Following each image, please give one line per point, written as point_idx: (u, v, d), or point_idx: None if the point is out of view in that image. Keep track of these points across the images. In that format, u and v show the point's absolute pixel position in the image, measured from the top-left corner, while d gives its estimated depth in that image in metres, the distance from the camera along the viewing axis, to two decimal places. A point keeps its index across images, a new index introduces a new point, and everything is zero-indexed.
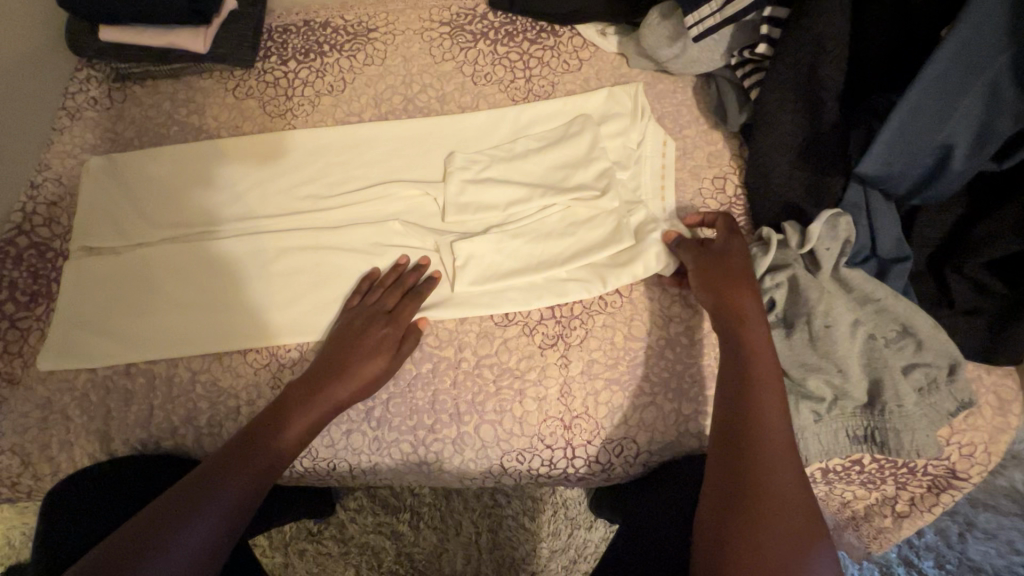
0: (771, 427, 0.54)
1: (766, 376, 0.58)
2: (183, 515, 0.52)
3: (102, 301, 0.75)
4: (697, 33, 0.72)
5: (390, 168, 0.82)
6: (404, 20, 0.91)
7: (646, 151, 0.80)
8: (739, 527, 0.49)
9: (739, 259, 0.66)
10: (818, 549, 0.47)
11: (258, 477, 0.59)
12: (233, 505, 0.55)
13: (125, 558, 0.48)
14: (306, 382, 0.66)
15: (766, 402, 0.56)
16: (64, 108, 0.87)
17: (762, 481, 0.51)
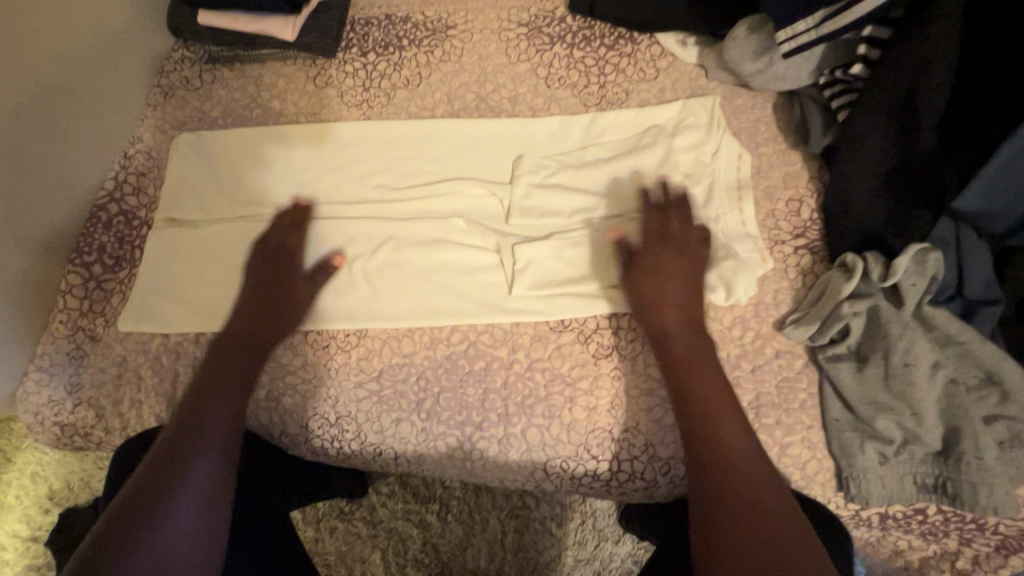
0: (740, 441, 0.59)
1: (709, 378, 0.64)
2: (152, 508, 0.54)
3: (180, 270, 0.79)
4: (788, 48, 0.69)
5: (459, 164, 0.83)
6: (483, 19, 0.92)
7: (720, 166, 0.79)
8: (722, 534, 0.54)
9: (670, 263, 0.70)
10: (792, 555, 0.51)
11: (209, 444, 0.60)
12: (210, 473, 0.58)
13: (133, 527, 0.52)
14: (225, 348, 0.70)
15: (712, 401, 0.62)
16: (158, 85, 0.92)
17: (746, 492, 0.55)
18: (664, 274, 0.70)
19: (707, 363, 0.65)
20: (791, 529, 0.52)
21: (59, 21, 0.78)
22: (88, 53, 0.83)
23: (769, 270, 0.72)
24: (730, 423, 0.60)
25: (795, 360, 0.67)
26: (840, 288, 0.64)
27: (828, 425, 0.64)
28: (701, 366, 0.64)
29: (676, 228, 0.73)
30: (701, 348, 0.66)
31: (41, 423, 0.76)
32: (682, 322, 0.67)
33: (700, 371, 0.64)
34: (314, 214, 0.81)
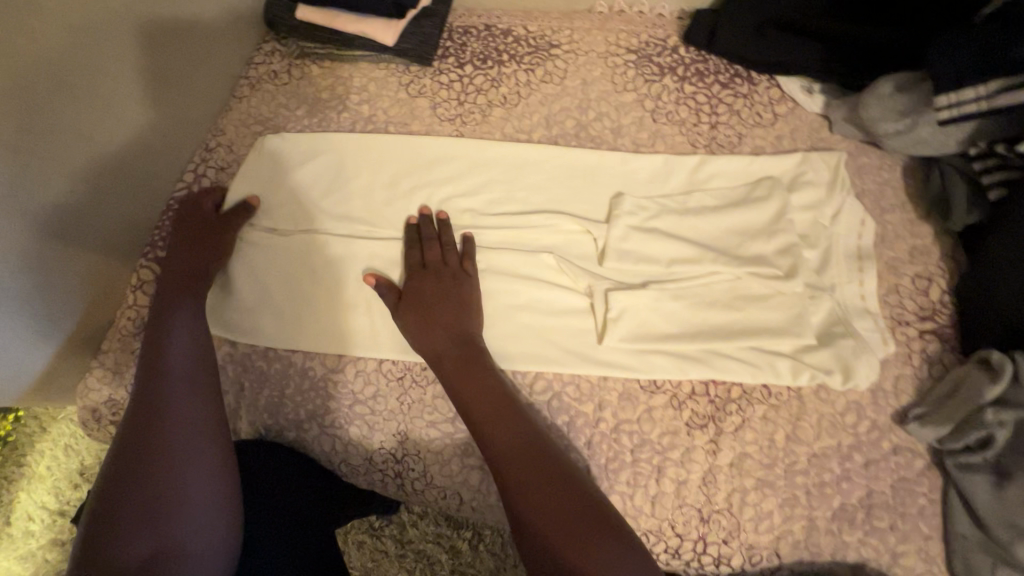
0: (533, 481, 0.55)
1: (491, 412, 0.60)
2: (140, 456, 0.54)
3: (252, 276, 0.75)
4: (947, 115, 0.63)
5: (553, 196, 0.78)
6: (590, 41, 0.87)
7: (840, 229, 0.72)
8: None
9: (440, 302, 0.68)
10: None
11: (175, 381, 0.61)
12: (197, 412, 0.60)
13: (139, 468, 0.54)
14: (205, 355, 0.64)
15: (496, 435, 0.58)
16: (246, 77, 0.89)
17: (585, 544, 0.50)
18: (426, 319, 0.67)
19: (478, 391, 0.62)
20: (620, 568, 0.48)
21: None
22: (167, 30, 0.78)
23: (891, 354, 0.66)
24: (506, 446, 0.57)
25: (916, 459, 0.62)
26: (984, 391, 0.57)
27: (951, 538, 0.58)
28: (472, 392, 0.62)
29: (447, 265, 0.71)
30: (467, 382, 0.62)
31: (97, 421, 0.74)
32: (459, 371, 0.64)
33: (478, 409, 0.60)
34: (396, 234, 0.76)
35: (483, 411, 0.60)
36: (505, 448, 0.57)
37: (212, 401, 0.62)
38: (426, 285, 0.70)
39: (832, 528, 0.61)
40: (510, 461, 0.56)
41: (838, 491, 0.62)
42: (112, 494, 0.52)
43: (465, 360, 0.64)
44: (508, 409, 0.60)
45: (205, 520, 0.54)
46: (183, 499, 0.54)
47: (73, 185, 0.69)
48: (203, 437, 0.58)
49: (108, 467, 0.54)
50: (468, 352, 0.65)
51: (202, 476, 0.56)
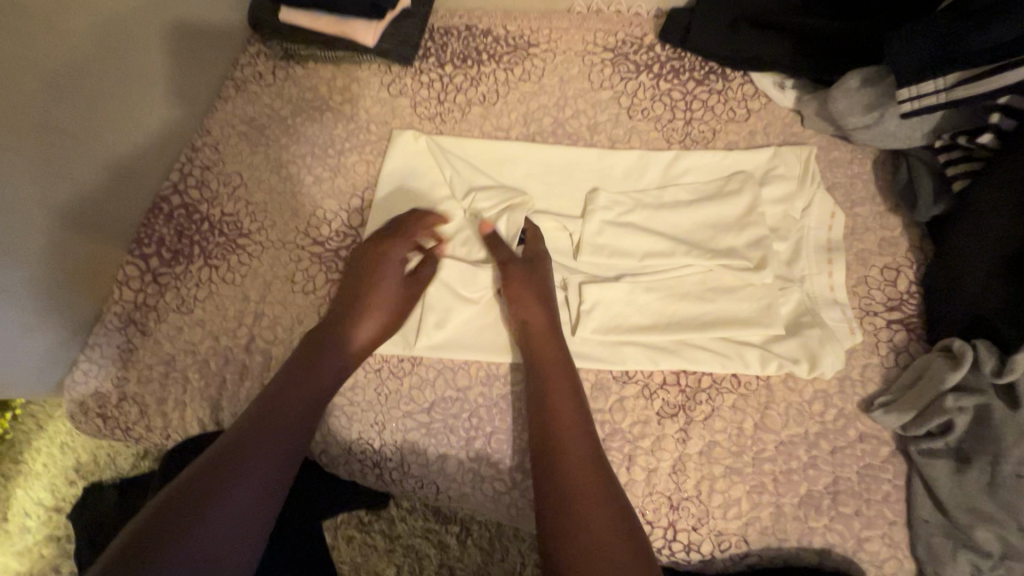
0: (571, 436, 0.60)
1: (575, 419, 0.61)
2: (225, 477, 0.53)
3: (235, 271, 0.77)
4: (909, 108, 0.65)
5: (530, 191, 0.79)
6: (567, 40, 0.88)
7: (810, 222, 0.73)
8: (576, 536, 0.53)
9: (539, 297, 0.69)
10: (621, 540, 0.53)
11: (309, 378, 0.64)
12: (288, 444, 0.59)
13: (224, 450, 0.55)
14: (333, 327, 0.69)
15: (570, 441, 0.60)
16: (232, 78, 0.91)
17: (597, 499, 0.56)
18: (523, 304, 0.69)
19: (567, 396, 0.63)
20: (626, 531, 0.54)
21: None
22: (151, 32, 0.80)
23: (858, 343, 0.67)
24: (577, 458, 0.59)
25: (881, 446, 0.63)
26: (944, 378, 0.58)
27: (915, 523, 0.59)
28: (562, 397, 0.63)
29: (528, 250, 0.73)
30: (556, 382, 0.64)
31: (83, 414, 0.75)
32: (557, 368, 0.65)
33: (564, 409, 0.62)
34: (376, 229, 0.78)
35: (561, 409, 0.62)
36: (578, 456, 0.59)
37: (303, 426, 0.61)
38: (529, 274, 0.71)
39: (798, 514, 0.62)
40: (574, 470, 0.58)
41: (804, 478, 0.63)
42: (176, 513, 0.49)
43: (557, 359, 0.66)
44: (585, 426, 0.61)
45: (252, 517, 0.52)
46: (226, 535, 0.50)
47: (59, 181, 0.71)
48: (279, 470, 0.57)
49: (185, 477, 0.52)
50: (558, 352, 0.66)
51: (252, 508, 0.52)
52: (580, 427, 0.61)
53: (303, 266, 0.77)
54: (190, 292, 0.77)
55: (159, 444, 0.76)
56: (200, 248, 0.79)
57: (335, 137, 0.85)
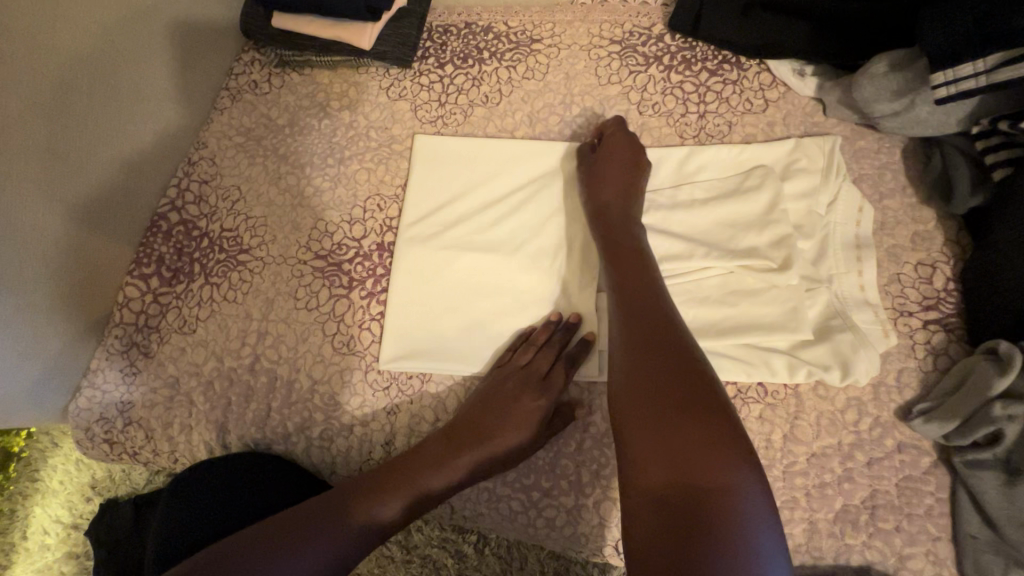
0: (656, 342, 0.54)
1: (643, 309, 0.57)
2: (287, 541, 0.51)
3: (237, 289, 0.75)
4: (944, 93, 0.60)
5: (540, 194, 0.75)
6: (572, 33, 0.84)
7: (836, 218, 0.69)
8: (652, 451, 0.47)
9: (611, 183, 0.70)
10: (715, 463, 0.44)
11: (411, 471, 0.60)
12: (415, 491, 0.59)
13: (297, 522, 0.53)
14: (476, 439, 0.62)
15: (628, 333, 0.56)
16: (227, 88, 0.88)
17: (682, 410, 0.48)
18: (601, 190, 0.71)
19: (633, 281, 0.61)
20: (717, 450, 0.45)
21: (98, 8, 0.72)
22: (136, 45, 0.77)
23: (892, 347, 0.63)
24: (661, 364, 0.51)
25: (922, 457, 0.59)
26: (991, 384, 0.54)
27: (961, 540, 0.55)
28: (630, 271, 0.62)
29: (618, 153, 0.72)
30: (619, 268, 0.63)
31: (90, 439, 0.74)
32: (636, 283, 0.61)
33: (624, 297, 0.60)
34: (413, 237, 0.74)
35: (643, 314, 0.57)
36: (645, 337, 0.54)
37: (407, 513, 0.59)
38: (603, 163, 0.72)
39: (834, 530, 0.58)
40: (658, 380, 0.50)
41: (839, 492, 0.59)
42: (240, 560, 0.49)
43: (625, 246, 0.66)
44: (652, 299, 0.58)
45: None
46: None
47: (49, 203, 0.69)
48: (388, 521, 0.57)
49: (272, 520, 0.54)
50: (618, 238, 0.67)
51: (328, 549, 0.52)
52: (668, 336, 0.54)
53: (305, 281, 0.74)
54: (192, 312, 0.75)
55: (167, 467, 0.74)
56: (201, 266, 0.77)
57: (334, 145, 0.82)
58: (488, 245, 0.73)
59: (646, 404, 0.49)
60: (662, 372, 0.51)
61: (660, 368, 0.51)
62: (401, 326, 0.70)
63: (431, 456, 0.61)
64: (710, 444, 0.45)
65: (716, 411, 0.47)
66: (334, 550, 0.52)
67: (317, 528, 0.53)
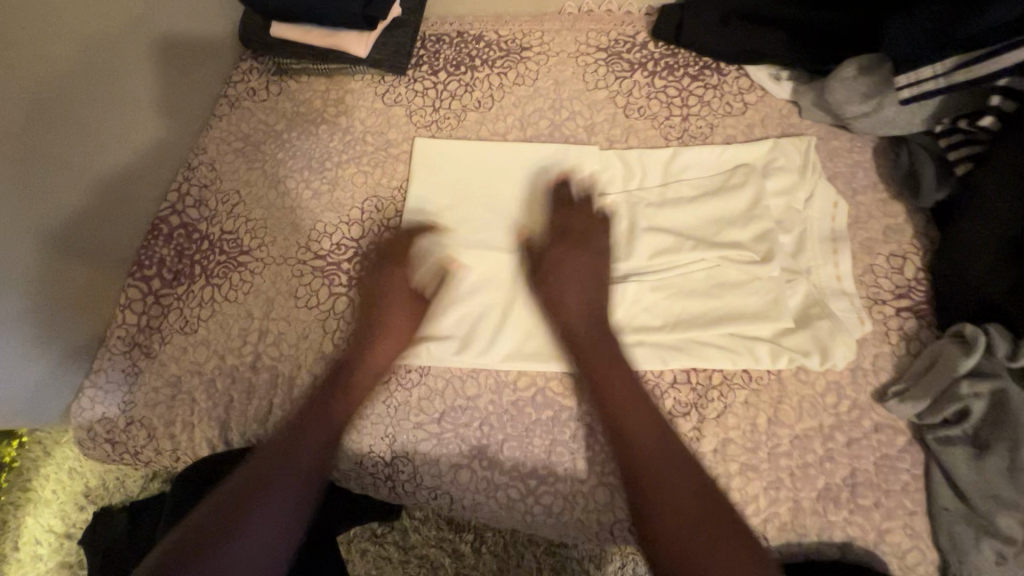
0: (640, 432, 0.63)
1: (623, 405, 0.64)
2: (238, 519, 0.58)
3: (238, 289, 0.77)
4: (907, 94, 0.64)
5: (535, 195, 0.78)
6: (560, 41, 0.88)
7: (812, 213, 0.73)
8: (684, 540, 0.57)
9: (584, 257, 0.73)
10: (737, 557, 0.56)
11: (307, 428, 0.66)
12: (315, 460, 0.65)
13: (240, 495, 0.60)
14: (476, 406, 0.69)
15: (633, 417, 0.63)
16: (226, 95, 0.90)
17: (680, 498, 0.59)
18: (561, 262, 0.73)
19: (614, 379, 0.66)
20: (739, 549, 0.56)
21: (103, 15, 0.74)
22: (138, 52, 0.79)
23: (868, 333, 0.66)
24: (655, 462, 0.61)
25: (897, 436, 0.62)
26: (958, 363, 0.58)
27: (936, 513, 0.58)
28: (607, 369, 0.66)
29: (581, 219, 0.76)
30: (597, 369, 0.66)
31: (91, 440, 0.75)
32: (616, 376, 0.66)
33: (611, 393, 0.65)
34: (416, 237, 0.76)
35: (627, 410, 0.64)
36: (641, 439, 0.62)
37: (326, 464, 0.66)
38: (564, 236, 0.74)
39: (818, 508, 0.61)
40: (654, 475, 0.60)
41: (821, 471, 0.62)
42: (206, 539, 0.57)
43: (605, 338, 0.68)
44: (631, 386, 0.65)
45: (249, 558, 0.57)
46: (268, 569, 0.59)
47: (50, 206, 0.71)
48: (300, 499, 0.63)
49: (222, 490, 0.61)
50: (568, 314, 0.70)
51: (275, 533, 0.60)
52: (650, 428, 0.63)
53: (305, 281, 0.76)
54: (193, 312, 0.76)
55: (167, 466, 0.75)
56: (202, 268, 0.78)
57: (331, 150, 0.85)
58: (489, 245, 0.75)
59: (677, 505, 0.58)
60: (659, 467, 0.61)
61: (656, 463, 0.61)
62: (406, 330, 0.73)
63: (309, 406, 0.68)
64: (717, 535, 0.57)
65: (721, 504, 0.59)
66: (276, 526, 0.60)
67: (217, 513, 0.59)
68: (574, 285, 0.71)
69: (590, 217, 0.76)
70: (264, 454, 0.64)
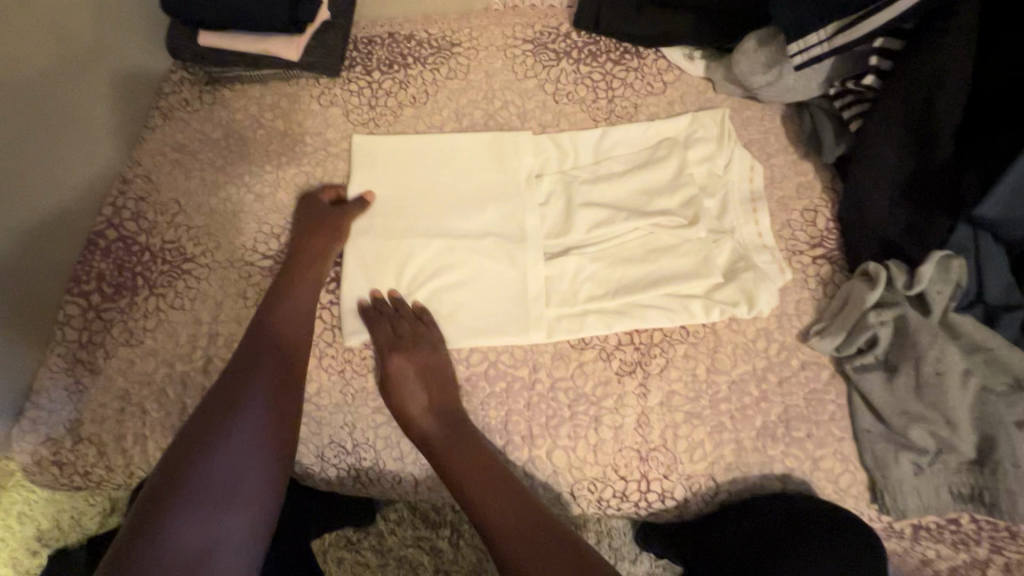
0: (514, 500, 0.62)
1: (491, 475, 0.63)
2: (223, 414, 0.59)
3: (183, 297, 0.76)
4: (800, 61, 0.71)
5: (474, 181, 0.80)
6: (488, 35, 0.91)
7: (732, 178, 0.78)
8: None
9: (427, 385, 0.68)
10: None
11: (274, 343, 0.67)
12: (258, 404, 0.61)
13: (224, 398, 0.61)
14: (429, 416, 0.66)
15: (485, 491, 0.62)
16: (158, 107, 0.90)
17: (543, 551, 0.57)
18: (426, 383, 0.68)
19: (491, 483, 0.63)
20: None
21: (31, 29, 0.73)
22: (67, 66, 0.79)
23: (789, 281, 0.72)
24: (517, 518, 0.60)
25: (822, 370, 0.67)
26: (865, 298, 0.64)
27: (859, 435, 0.64)
28: (479, 466, 0.64)
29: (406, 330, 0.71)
30: (471, 454, 0.65)
31: (38, 464, 0.72)
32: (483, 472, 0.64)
33: (479, 476, 0.63)
34: (367, 233, 0.77)
35: (473, 472, 0.64)
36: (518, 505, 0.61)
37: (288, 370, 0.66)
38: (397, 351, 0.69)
39: (757, 446, 0.66)
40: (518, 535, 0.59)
41: (758, 411, 0.66)
42: (197, 439, 0.57)
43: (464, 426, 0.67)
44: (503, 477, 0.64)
45: (246, 452, 0.58)
46: (258, 477, 0.58)
47: None
48: (268, 414, 0.61)
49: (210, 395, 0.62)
50: (454, 438, 0.66)
51: (258, 437, 0.59)
52: (498, 490, 0.62)
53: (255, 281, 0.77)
54: (138, 323, 0.75)
55: (120, 484, 0.74)
56: (145, 279, 0.77)
57: (270, 153, 0.85)
58: (438, 233, 0.77)
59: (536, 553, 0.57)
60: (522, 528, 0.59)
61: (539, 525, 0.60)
62: (311, 280, 0.73)
63: (270, 320, 0.68)
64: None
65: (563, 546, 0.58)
66: (263, 420, 0.61)
67: (212, 415, 0.59)
68: (432, 397, 0.67)
69: (531, 197, 0.79)
70: (237, 363, 0.64)
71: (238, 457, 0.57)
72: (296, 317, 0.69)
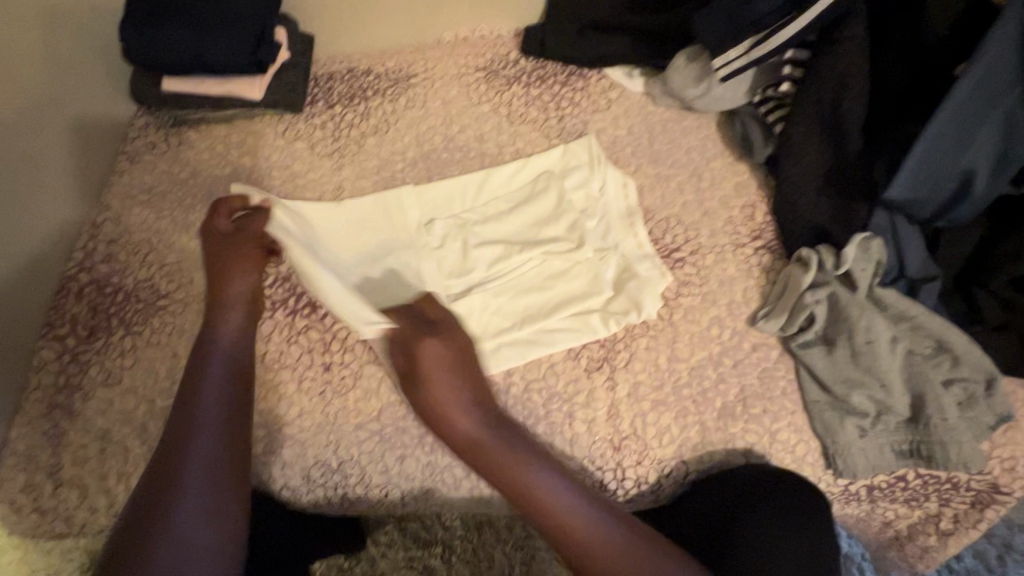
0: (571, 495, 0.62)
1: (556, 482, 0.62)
2: (182, 428, 0.59)
3: (160, 333, 0.78)
4: (725, 72, 0.79)
5: (437, 204, 0.84)
6: (442, 66, 0.98)
7: (610, 197, 0.84)
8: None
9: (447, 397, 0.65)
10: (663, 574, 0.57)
11: (217, 349, 0.66)
12: (217, 407, 0.62)
13: (180, 417, 0.60)
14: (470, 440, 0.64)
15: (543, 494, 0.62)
16: (124, 152, 0.92)
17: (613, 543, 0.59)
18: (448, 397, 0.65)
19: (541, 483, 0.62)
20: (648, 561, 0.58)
21: None
22: (28, 120, 0.82)
23: (735, 272, 0.78)
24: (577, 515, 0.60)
25: (771, 350, 0.73)
26: (801, 280, 0.71)
27: (810, 407, 0.69)
28: (515, 468, 0.62)
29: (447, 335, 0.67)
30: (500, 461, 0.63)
31: (17, 512, 0.71)
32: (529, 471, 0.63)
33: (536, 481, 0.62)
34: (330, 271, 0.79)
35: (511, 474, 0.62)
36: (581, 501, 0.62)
37: (241, 369, 0.66)
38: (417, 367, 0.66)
39: (720, 425, 0.71)
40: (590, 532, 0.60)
41: (717, 393, 0.72)
42: (161, 464, 0.57)
43: (494, 436, 0.64)
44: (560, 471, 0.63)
45: (214, 460, 0.59)
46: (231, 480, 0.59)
47: None
48: (224, 415, 0.62)
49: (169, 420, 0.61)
50: (502, 433, 0.65)
51: (220, 439, 0.60)
52: (555, 484, 0.62)
53: None
54: (115, 362, 0.76)
55: (103, 527, 0.72)
56: (119, 319, 0.79)
57: (239, 188, 0.88)
58: (398, 266, 0.79)
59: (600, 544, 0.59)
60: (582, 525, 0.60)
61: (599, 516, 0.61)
62: (243, 298, 0.69)
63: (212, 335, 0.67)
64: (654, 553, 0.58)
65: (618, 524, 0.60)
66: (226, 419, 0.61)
67: (170, 440, 0.59)
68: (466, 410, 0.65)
69: (424, 244, 0.81)
70: (187, 377, 0.64)
71: (207, 465, 0.58)
72: (244, 325, 0.69)
